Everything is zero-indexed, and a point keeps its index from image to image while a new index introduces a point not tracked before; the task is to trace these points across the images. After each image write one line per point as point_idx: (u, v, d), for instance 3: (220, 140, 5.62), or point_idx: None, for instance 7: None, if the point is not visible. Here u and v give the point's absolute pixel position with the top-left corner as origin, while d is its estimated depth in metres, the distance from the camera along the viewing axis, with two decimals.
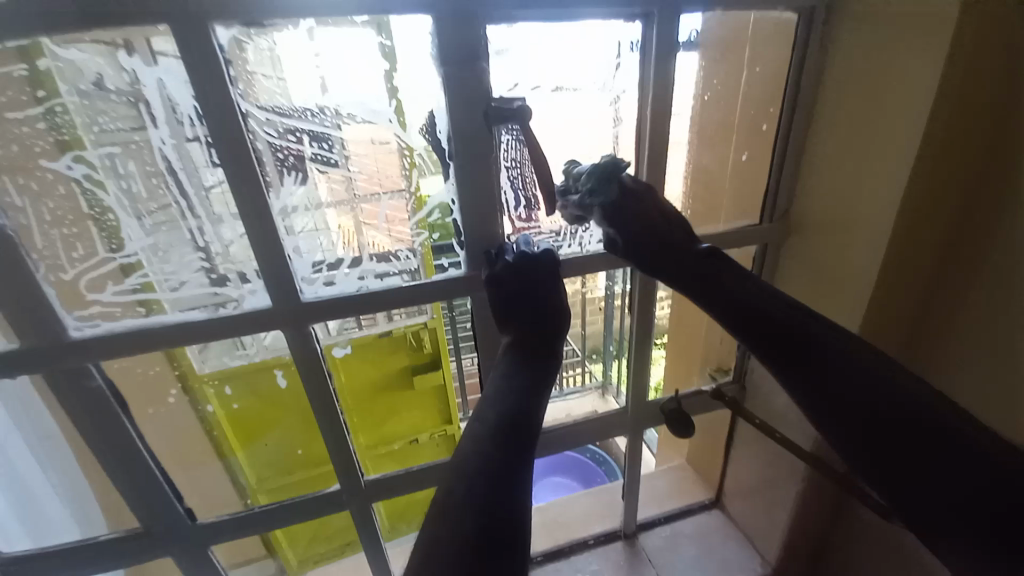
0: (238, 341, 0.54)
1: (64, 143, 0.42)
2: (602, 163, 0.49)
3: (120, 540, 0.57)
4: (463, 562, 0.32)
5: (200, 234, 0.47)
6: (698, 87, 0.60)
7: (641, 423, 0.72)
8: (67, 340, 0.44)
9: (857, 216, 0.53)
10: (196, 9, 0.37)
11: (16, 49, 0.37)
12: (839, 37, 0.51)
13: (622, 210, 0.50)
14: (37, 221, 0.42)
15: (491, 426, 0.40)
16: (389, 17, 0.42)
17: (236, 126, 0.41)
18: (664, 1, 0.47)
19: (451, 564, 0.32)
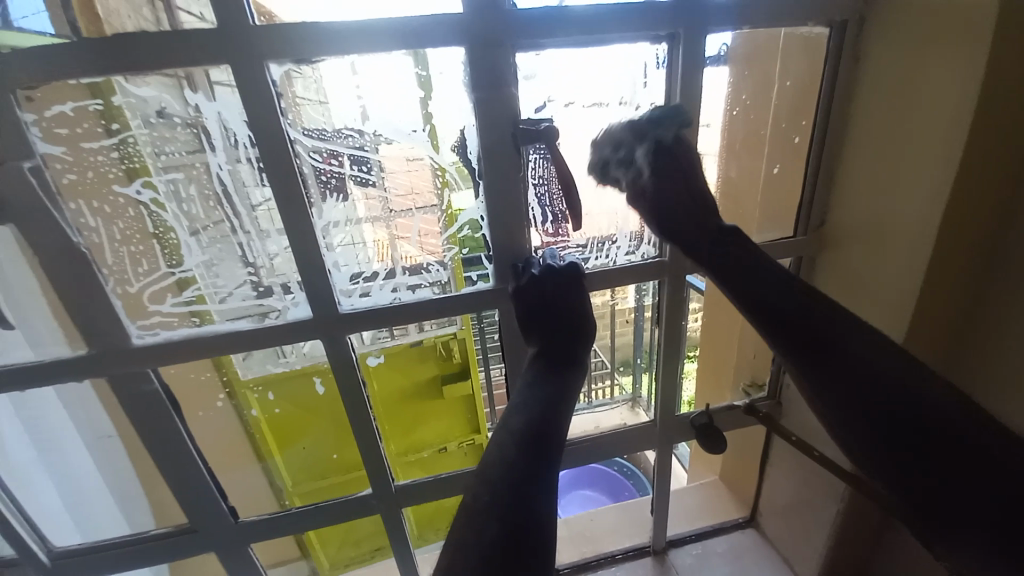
0: (280, 349, 0.58)
1: (133, 170, 0.46)
2: (663, 108, 0.49)
3: (168, 535, 0.60)
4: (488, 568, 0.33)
5: (249, 249, 0.51)
6: (727, 102, 0.61)
7: (670, 437, 0.71)
8: (130, 346, 0.48)
9: (892, 227, 0.51)
10: (252, 47, 0.40)
11: (88, 85, 0.41)
12: (872, 49, 0.50)
13: (666, 184, 0.51)
14: (109, 239, 0.46)
15: (516, 437, 0.41)
16: (426, 50, 0.45)
17: (284, 151, 0.44)
18: (691, 21, 0.47)
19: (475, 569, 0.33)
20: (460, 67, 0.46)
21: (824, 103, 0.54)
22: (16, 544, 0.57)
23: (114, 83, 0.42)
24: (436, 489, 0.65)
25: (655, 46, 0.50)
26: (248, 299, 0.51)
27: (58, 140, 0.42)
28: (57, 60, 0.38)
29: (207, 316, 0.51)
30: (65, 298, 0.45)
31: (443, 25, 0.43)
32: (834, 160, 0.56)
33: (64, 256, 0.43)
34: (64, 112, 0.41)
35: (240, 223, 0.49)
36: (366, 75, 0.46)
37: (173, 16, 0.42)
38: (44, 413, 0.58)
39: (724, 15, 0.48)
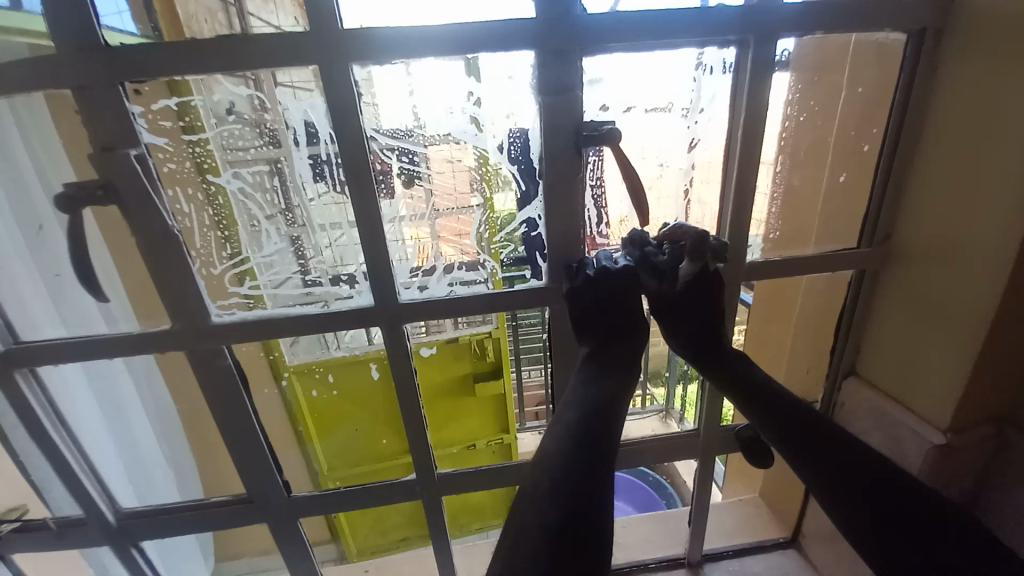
0: (325, 340, 0.67)
1: (202, 168, 0.51)
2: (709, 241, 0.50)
3: (225, 504, 0.64)
4: (547, 553, 0.33)
5: (303, 240, 0.56)
6: (794, 108, 0.60)
7: (712, 449, 0.69)
8: (209, 324, 0.51)
9: (961, 244, 0.49)
10: (339, 50, 0.43)
11: (167, 83, 0.45)
12: (953, 59, 0.48)
13: (696, 287, 0.52)
14: (199, 224, 0.51)
15: (572, 430, 0.42)
16: (479, 58, 0.46)
17: (360, 147, 0.46)
18: (761, 27, 0.47)
19: (535, 553, 0.34)
20: (529, 72, 0.47)
21: (896, 112, 0.52)
22: (86, 505, 0.60)
23: (189, 84, 0.46)
24: (477, 481, 0.66)
25: (720, 51, 0.50)
26: (299, 285, 0.57)
27: (161, 131, 0.46)
28: (170, 60, 0.42)
29: (257, 300, 0.55)
30: (157, 278, 0.49)
31: (514, 32, 0.44)
32: (906, 173, 0.54)
33: (160, 240, 0.47)
34: (167, 106, 0.46)
35: (295, 215, 0.55)
36: (421, 77, 0.48)
37: (245, 23, 0.46)
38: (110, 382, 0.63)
39: (793, 22, 0.47)
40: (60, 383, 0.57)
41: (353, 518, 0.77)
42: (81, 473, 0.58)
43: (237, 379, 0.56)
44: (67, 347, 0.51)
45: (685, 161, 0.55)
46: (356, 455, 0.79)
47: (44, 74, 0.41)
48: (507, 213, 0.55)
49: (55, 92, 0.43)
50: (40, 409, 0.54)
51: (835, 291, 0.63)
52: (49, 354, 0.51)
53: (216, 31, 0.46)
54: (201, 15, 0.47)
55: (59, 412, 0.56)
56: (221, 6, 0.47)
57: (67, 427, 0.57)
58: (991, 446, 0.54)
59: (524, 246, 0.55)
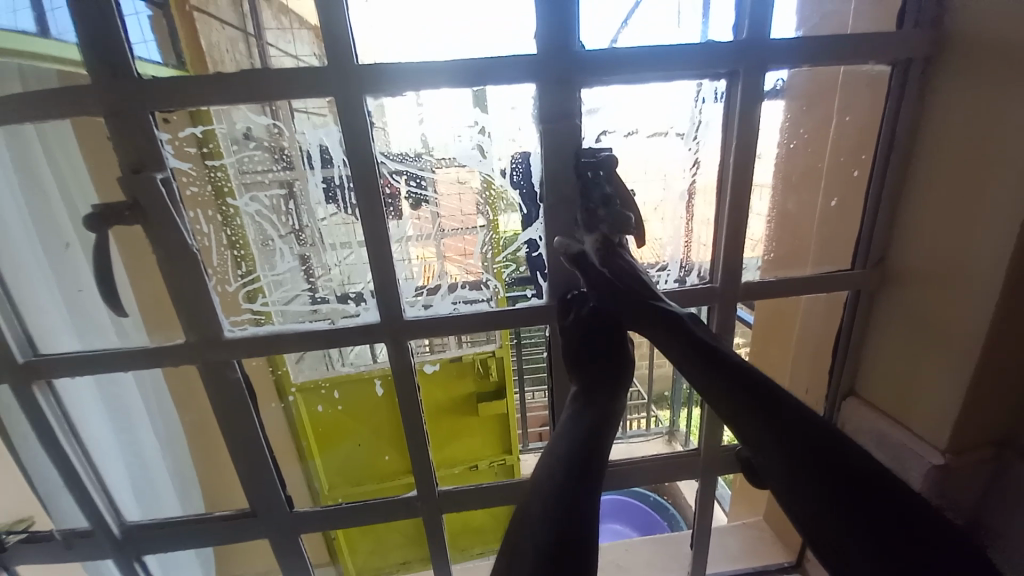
0: (329, 359, 0.68)
1: (219, 191, 0.53)
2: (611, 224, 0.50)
3: (227, 518, 0.64)
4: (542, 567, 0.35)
5: (311, 259, 0.59)
6: (784, 135, 0.64)
7: (713, 469, 0.69)
8: (221, 338, 0.53)
9: (955, 264, 0.51)
10: (353, 81, 0.46)
11: (189, 113, 0.47)
12: (938, 91, 0.50)
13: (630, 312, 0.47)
14: (217, 243, 0.54)
15: (562, 459, 0.43)
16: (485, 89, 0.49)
17: (371, 169, 0.49)
18: (752, 61, 0.50)
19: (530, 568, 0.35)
20: (531, 102, 0.50)
21: (886, 139, 0.54)
22: (93, 515, 0.61)
23: (209, 113, 0.48)
24: (479, 498, 0.66)
25: (713, 82, 0.52)
26: (306, 304, 0.59)
27: (185, 157, 0.49)
28: (196, 90, 0.45)
29: (266, 316, 0.57)
30: (175, 291, 0.51)
31: (517, 64, 0.47)
32: (898, 197, 0.55)
33: (179, 256, 0.50)
34: (191, 133, 0.49)
35: (305, 234, 0.58)
36: (430, 107, 0.51)
37: (263, 51, 0.51)
38: (120, 396, 0.65)
39: (783, 55, 0.50)
40: (75, 393, 0.58)
41: (352, 536, 0.77)
42: (89, 484, 0.59)
43: (246, 391, 0.57)
44: (83, 359, 0.53)
45: (683, 185, 0.58)
46: (356, 474, 0.80)
47: (79, 101, 0.44)
48: (512, 234, 0.57)
49: (88, 118, 0.46)
50: (55, 421, 0.56)
51: (833, 312, 0.64)
52: (67, 364, 0.53)
53: (235, 61, 0.49)
54: (223, 45, 0.52)
55: (71, 423, 0.57)
56: (242, 37, 0.53)
57: (79, 438, 0.59)
58: (988, 470, 0.55)
59: (527, 267, 0.57)
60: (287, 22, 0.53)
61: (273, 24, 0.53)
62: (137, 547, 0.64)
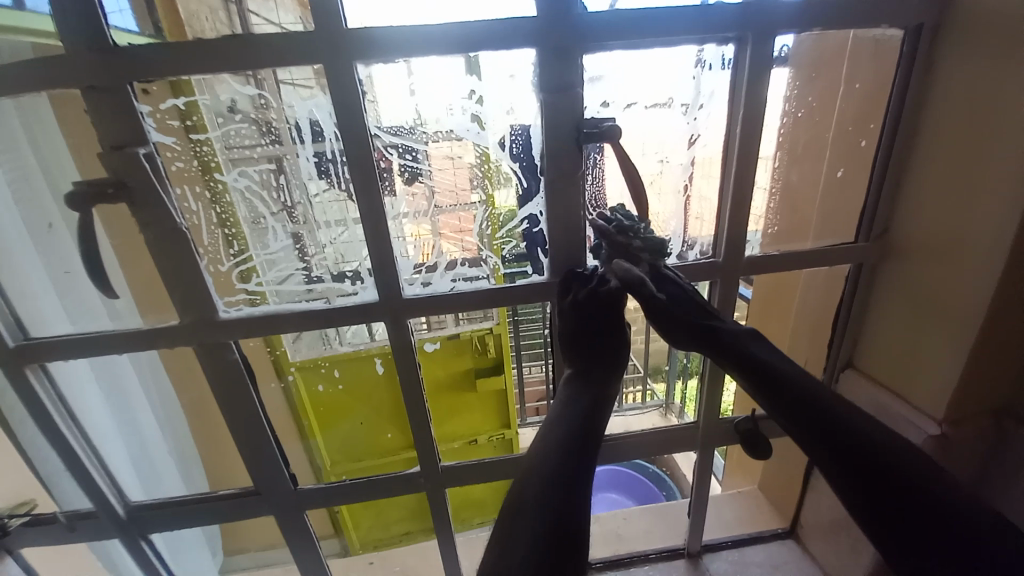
0: (326, 337, 0.66)
1: (205, 167, 0.51)
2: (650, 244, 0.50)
3: (231, 496, 0.65)
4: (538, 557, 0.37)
5: (303, 237, 0.56)
6: (790, 104, 0.60)
7: (711, 441, 0.70)
8: (216, 319, 0.52)
9: (956, 237, 0.50)
10: (343, 50, 0.43)
11: (169, 83, 0.45)
12: (947, 56, 0.49)
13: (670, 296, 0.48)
14: (207, 221, 0.52)
15: (558, 444, 0.45)
16: (479, 56, 0.47)
17: (364, 143, 0.47)
18: (760, 26, 0.47)
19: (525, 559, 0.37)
20: (530, 70, 0.48)
21: (893, 108, 0.53)
22: (97, 497, 0.61)
23: (190, 84, 0.46)
24: (480, 473, 0.67)
25: (720, 48, 0.50)
26: (301, 283, 0.57)
27: (169, 131, 0.47)
28: (176, 59, 0.42)
29: (262, 296, 0.55)
30: (167, 272, 0.50)
31: (515, 30, 0.45)
32: (901, 169, 0.54)
33: (169, 235, 0.48)
34: (174, 105, 0.47)
35: (296, 211, 0.55)
36: (424, 77, 0.48)
37: (244, 19, 0.46)
38: (115, 379, 0.64)
39: (793, 19, 0.47)
40: (70, 376, 0.58)
41: (356, 512, 0.78)
42: (91, 467, 0.60)
43: (244, 372, 0.57)
44: (75, 344, 0.52)
45: (684, 157, 0.56)
46: (356, 452, 0.79)
47: (52, 72, 0.42)
48: (508, 211, 0.56)
49: (63, 91, 0.44)
50: (49, 403, 0.55)
51: (834, 284, 0.64)
52: (59, 349, 0.52)
53: (217, 29, 0.46)
54: (203, 14, 0.48)
55: (67, 407, 0.57)
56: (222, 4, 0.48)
57: (77, 420, 0.58)
58: (991, 436, 0.55)
59: (525, 242, 0.56)
60: None
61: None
62: (143, 527, 0.65)
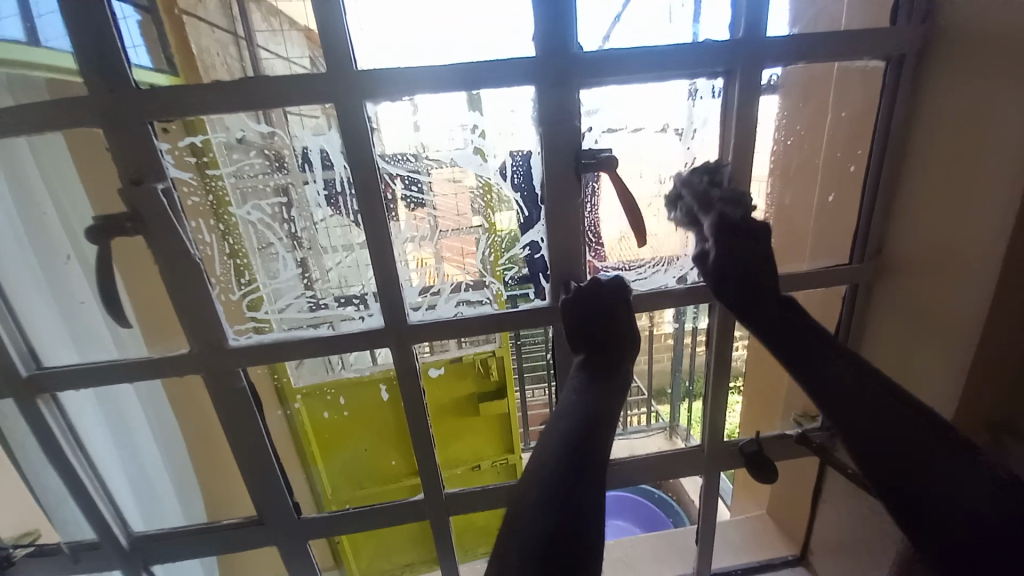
0: (330, 363, 0.69)
1: (216, 201, 0.52)
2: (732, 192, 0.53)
3: (234, 526, 0.64)
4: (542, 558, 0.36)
5: (308, 264, 0.59)
6: (782, 132, 0.62)
7: (717, 464, 0.70)
8: (226, 347, 0.53)
9: (951, 256, 0.51)
10: (354, 88, 0.46)
11: (184, 122, 0.47)
12: (931, 86, 0.51)
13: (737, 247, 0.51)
14: (219, 252, 0.54)
15: (566, 439, 0.45)
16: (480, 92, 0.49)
17: (372, 175, 0.49)
18: (748, 59, 0.50)
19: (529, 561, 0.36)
20: (530, 105, 0.50)
21: (881, 133, 0.55)
22: (100, 527, 0.61)
23: (205, 122, 0.48)
24: (485, 500, 0.66)
25: (710, 80, 0.53)
26: (306, 306, 0.59)
27: (186, 167, 0.49)
28: (195, 100, 0.45)
29: (267, 324, 0.57)
30: (179, 302, 0.51)
31: (516, 68, 0.47)
32: (893, 193, 0.56)
33: (181, 265, 0.50)
34: (190, 143, 0.49)
35: (303, 239, 0.57)
36: (429, 112, 0.51)
37: (254, 54, 0.54)
38: (121, 408, 0.65)
39: (779, 53, 0.50)
40: (76, 406, 0.58)
41: (356, 540, 0.77)
42: (97, 497, 0.59)
43: (250, 400, 0.57)
44: (85, 372, 0.53)
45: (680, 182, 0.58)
46: (357, 477, 0.81)
47: (78, 114, 0.44)
48: (510, 233, 0.57)
49: (87, 130, 0.46)
50: (59, 431, 0.56)
51: (831, 304, 0.65)
52: (70, 377, 0.53)
53: (227, 61, 0.54)
54: (213, 48, 0.56)
55: (76, 436, 0.57)
56: (232, 40, 0.55)
57: (84, 450, 0.58)
58: None
59: (527, 268, 0.57)
60: (277, 25, 0.56)
61: (262, 26, 0.55)
62: (143, 559, 0.64)
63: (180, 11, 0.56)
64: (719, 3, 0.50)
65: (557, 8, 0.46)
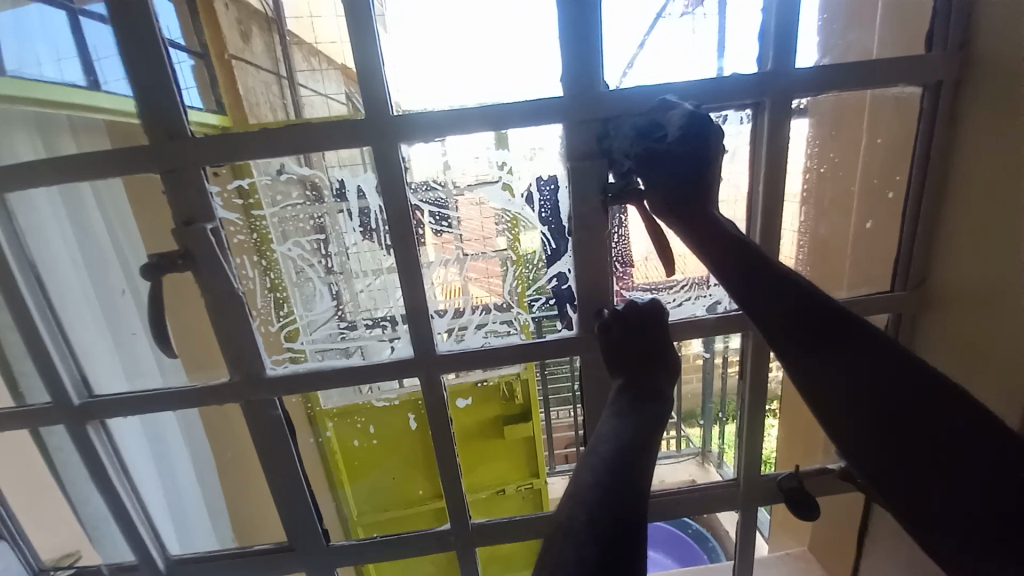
0: (360, 388, 0.70)
1: (258, 238, 0.56)
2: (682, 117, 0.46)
3: (265, 551, 0.65)
4: None
5: (338, 293, 0.62)
6: (812, 161, 0.63)
7: (754, 499, 0.67)
8: (263, 376, 0.55)
9: (1006, 285, 0.49)
10: (389, 131, 0.48)
11: (230, 167, 0.50)
12: (973, 112, 0.49)
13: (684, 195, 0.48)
14: (261, 285, 0.57)
15: (608, 462, 0.44)
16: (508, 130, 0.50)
17: (404, 210, 0.51)
18: (777, 92, 0.50)
19: None
20: (557, 142, 0.51)
21: (919, 162, 0.53)
22: (139, 550, 0.63)
23: (251, 166, 0.51)
24: (512, 532, 0.65)
25: (738, 111, 0.53)
26: (336, 334, 0.61)
27: (233, 207, 0.53)
28: (243, 146, 0.47)
29: (303, 354, 0.59)
30: (222, 334, 0.54)
31: (543, 108, 0.49)
32: (935, 222, 0.54)
33: (225, 299, 0.52)
34: (237, 185, 0.53)
35: (336, 266, 0.61)
36: (459, 150, 0.52)
37: (295, 92, 0.61)
38: (162, 432, 0.67)
39: (809, 83, 0.50)
40: (123, 431, 0.61)
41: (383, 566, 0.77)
42: (137, 519, 0.62)
43: (285, 427, 0.59)
44: (132, 400, 0.55)
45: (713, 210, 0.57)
46: (384, 501, 0.81)
47: (136, 161, 0.47)
48: (530, 252, 0.58)
49: (145, 175, 0.49)
50: (106, 456, 0.58)
51: None
52: (117, 403, 0.55)
53: (271, 101, 0.63)
54: (258, 88, 0.64)
55: (121, 460, 0.60)
56: (276, 79, 0.63)
57: (129, 474, 0.61)
58: None
59: (554, 299, 0.58)
60: (316, 63, 0.59)
61: (303, 66, 0.59)
62: None
63: (230, 55, 0.64)
64: (744, 38, 0.50)
65: (583, 50, 0.47)
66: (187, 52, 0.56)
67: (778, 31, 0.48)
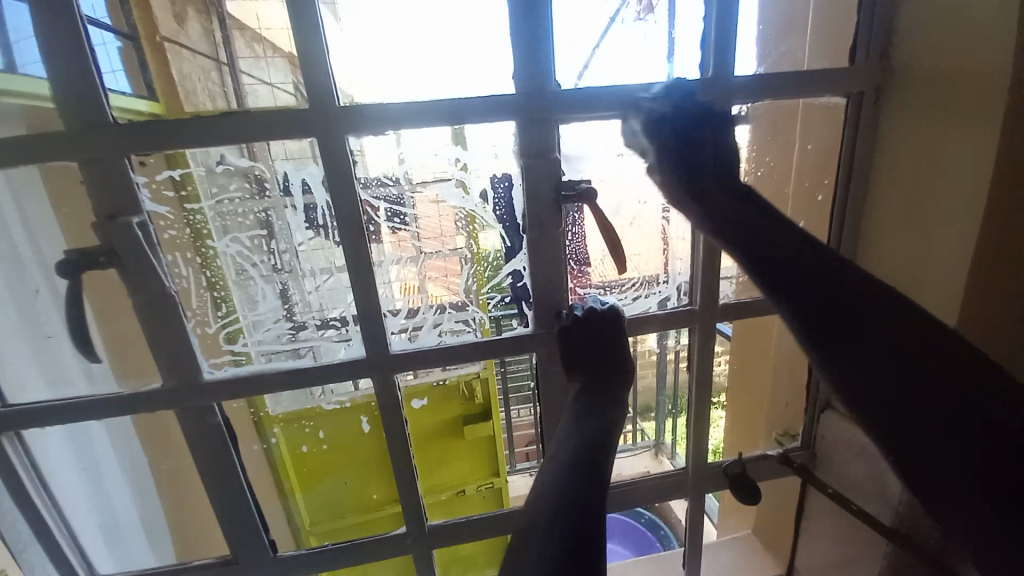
0: (311, 391, 0.66)
1: (196, 234, 0.54)
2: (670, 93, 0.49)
3: (206, 566, 0.61)
4: None
5: (287, 291, 0.59)
6: (750, 163, 0.65)
7: (703, 487, 0.69)
8: (199, 381, 0.52)
9: (921, 277, 0.54)
10: (337, 125, 0.46)
11: (165, 156, 0.47)
12: (890, 121, 0.54)
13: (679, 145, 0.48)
14: (195, 284, 0.53)
15: (568, 464, 0.44)
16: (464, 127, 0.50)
17: (354, 204, 0.49)
18: (718, 98, 0.52)
19: None
20: (510, 139, 0.51)
21: (846, 164, 0.57)
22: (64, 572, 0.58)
23: (187, 156, 0.48)
24: (470, 532, 0.64)
25: None
26: (285, 335, 0.59)
27: (163, 200, 0.49)
28: (174, 136, 0.44)
29: (245, 357, 0.56)
30: (154, 337, 0.50)
31: (495, 105, 0.48)
32: (858, 222, 0.59)
33: (157, 299, 0.48)
34: (169, 176, 0.49)
35: (283, 265, 0.59)
36: (412, 144, 0.51)
37: (238, 81, 0.63)
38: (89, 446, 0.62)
39: (748, 89, 0.52)
40: (44, 445, 0.56)
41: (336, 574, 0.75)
42: (59, 537, 0.57)
43: (226, 435, 0.55)
44: (53, 409, 0.51)
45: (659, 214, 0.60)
46: (341, 508, 0.78)
47: (50, 150, 0.43)
48: (491, 249, 0.57)
49: (61, 164, 0.45)
50: (22, 472, 0.53)
51: None
52: (36, 414, 0.51)
53: (209, 87, 0.60)
54: (195, 74, 0.59)
55: (41, 477, 0.55)
56: (215, 65, 0.63)
57: (50, 491, 0.56)
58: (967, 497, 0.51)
59: (511, 296, 0.58)
60: (259, 51, 0.61)
61: (247, 53, 0.62)
62: None
63: (162, 37, 0.57)
64: (689, 45, 0.53)
65: (536, 48, 0.48)
66: (112, 32, 0.51)
67: (718, 38, 0.50)
